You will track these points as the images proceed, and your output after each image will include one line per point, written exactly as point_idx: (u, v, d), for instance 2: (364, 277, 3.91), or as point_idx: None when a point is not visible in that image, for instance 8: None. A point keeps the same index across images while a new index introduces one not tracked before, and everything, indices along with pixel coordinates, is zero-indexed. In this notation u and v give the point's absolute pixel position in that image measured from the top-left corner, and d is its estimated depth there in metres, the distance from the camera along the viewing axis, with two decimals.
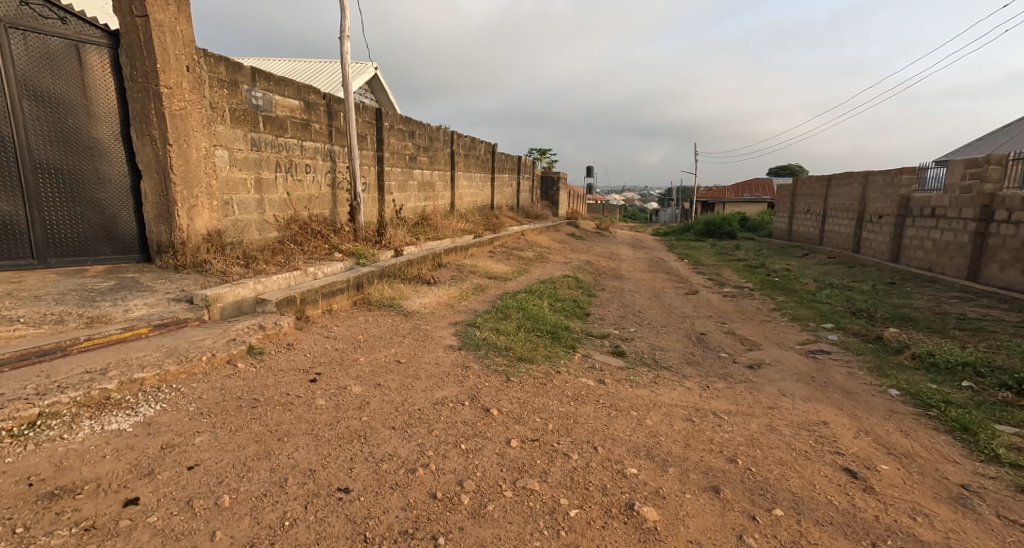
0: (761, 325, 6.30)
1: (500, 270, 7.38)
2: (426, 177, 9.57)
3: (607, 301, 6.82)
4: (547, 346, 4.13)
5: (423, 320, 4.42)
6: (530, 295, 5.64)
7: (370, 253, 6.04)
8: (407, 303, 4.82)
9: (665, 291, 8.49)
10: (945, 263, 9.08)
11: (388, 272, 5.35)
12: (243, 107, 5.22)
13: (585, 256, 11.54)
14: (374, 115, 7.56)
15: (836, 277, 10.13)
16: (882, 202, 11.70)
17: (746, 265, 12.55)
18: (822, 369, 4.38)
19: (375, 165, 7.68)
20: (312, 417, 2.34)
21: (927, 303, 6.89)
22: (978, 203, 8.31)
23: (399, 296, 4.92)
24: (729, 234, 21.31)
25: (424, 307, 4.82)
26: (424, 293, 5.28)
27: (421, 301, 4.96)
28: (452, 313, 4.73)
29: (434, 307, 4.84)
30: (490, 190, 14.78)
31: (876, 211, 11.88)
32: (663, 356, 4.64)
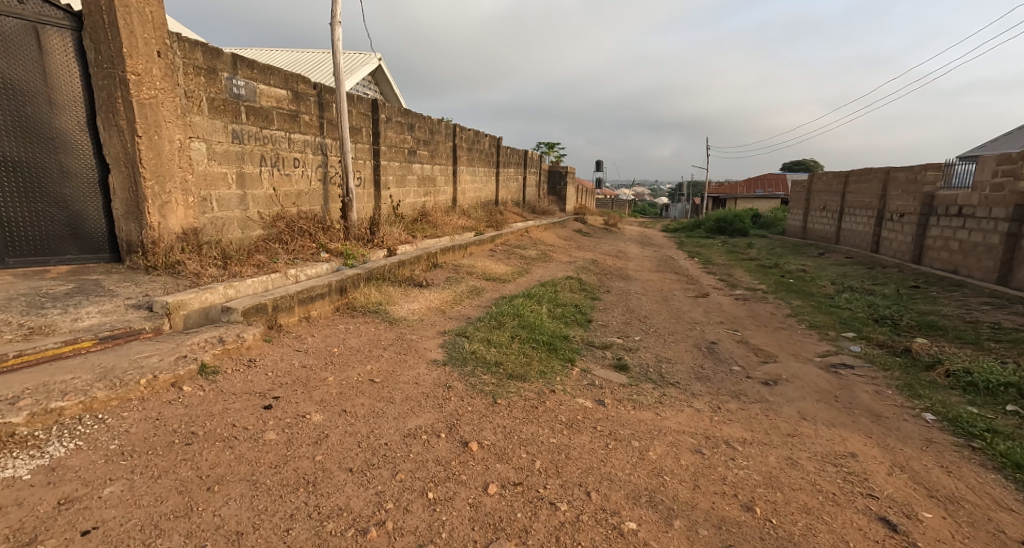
0: (776, 333, 5.91)
1: (500, 271, 7.02)
2: (425, 172, 9.21)
3: (612, 305, 6.45)
4: (542, 360, 3.79)
5: (410, 329, 4.06)
6: (528, 300, 5.28)
7: (360, 253, 5.66)
8: (394, 309, 4.46)
9: (674, 293, 8.09)
10: (972, 265, 8.70)
11: (377, 274, 4.99)
12: (223, 96, 4.79)
13: (591, 255, 11.17)
14: (370, 106, 7.17)
15: (854, 279, 9.69)
16: (904, 200, 11.21)
17: (759, 265, 12.08)
18: (845, 387, 4.12)
19: (371, 160, 7.31)
20: (255, 457, 2.00)
21: (955, 311, 6.70)
22: (1011, 202, 7.85)
23: (386, 301, 4.57)
24: (741, 232, 20.80)
25: (413, 314, 4.47)
26: (414, 297, 4.92)
27: (409, 306, 4.61)
28: (442, 321, 4.37)
29: (423, 314, 4.49)
30: (495, 186, 14.40)
31: (898, 210, 11.39)
32: (669, 371, 4.27)
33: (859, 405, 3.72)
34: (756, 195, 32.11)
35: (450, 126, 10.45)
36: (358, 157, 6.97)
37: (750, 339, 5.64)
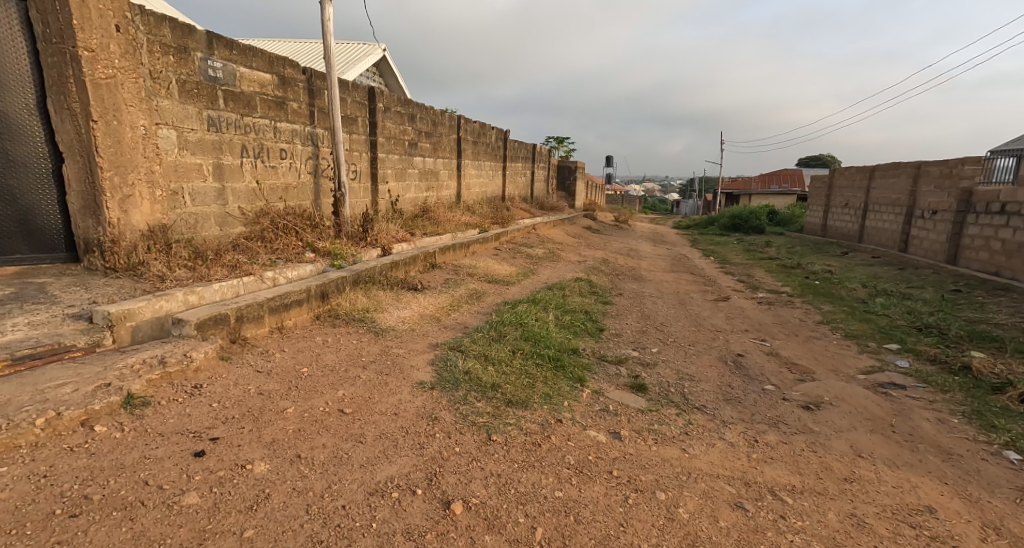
0: (808, 344, 5.70)
1: (505, 272, 6.49)
2: (428, 165, 8.71)
3: (626, 310, 5.91)
4: (547, 380, 3.29)
5: (398, 342, 3.50)
6: (532, 306, 4.75)
7: (348, 251, 4.95)
8: (382, 318, 3.89)
9: (692, 297, 7.53)
10: (1017, 266, 8.15)
11: (367, 277, 4.42)
12: (196, 79, 4.11)
13: (601, 254, 10.59)
14: (367, 94, 6.49)
15: (886, 281, 9.08)
16: (936, 196, 10.57)
17: (780, 265, 11.43)
18: (902, 412, 3.83)
19: (368, 152, 6.67)
20: (160, 537, 1.57)
21: (1007, 321, 6.42)
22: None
23: (373, 308, 3.99)
24: (757, 229, 20.13)
25: (403, 323, 3.90)
26: (407, 303, 4.35)
27: (399, 315, 4.02)
28: (433, 331, 3.84)
29: (415, 323, 3.94)
30: (502, 181, 13.89)
31: (929, 207, 10.76)
32: (693, 392, 3.79)
33: (923, 440, 3.34)
34: (771, 191, 31.37)
35: (454, 117, 9.92)
36: (351, 152, 6.30)
37: (798, 364, 4.90)
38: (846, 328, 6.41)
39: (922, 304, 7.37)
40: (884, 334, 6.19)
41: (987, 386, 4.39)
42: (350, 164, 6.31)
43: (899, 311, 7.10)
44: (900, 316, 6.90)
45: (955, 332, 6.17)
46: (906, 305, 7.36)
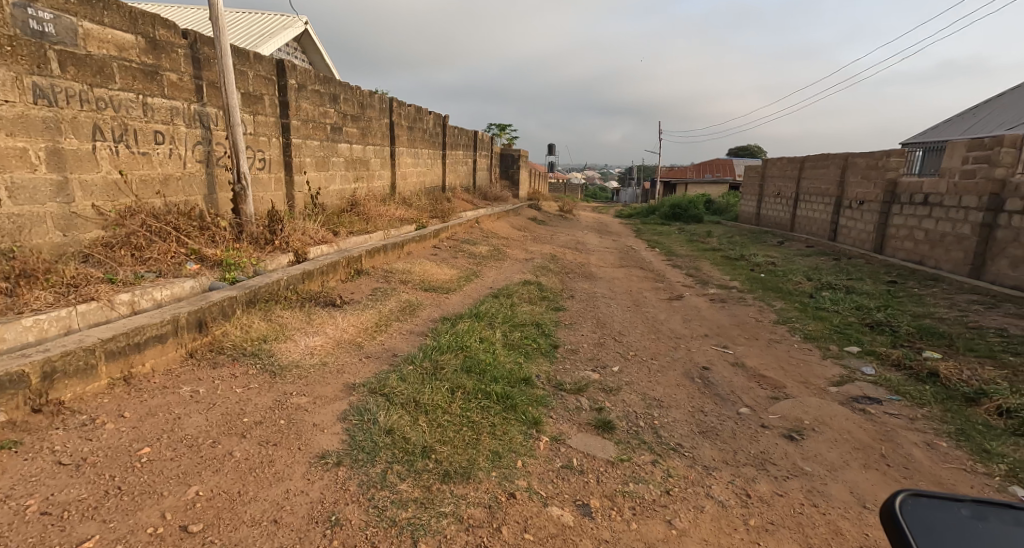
0: (771, 350, 5.35)
1: (444, 277, 5.73)
2: (355, 153, 7.77)
3: (580, 318, 5.33)
4: (495, 427, 2.62)
5: (304, 384, 2.67)
6: (475, 324, 4.06)
7: (243, 260, 3.94)
8: (281, 348, 2.97)
9: (645, 296, 7.08)
10: (939, 256, 8.25)
11: (268, 293, 3.50)
12: (12, 33, 2.93)
13: (547, 248, 10.01)
14: (274, 68, 5.47)
15: (828, 273, 9.04)
16: (863, 187, 10.73)
17: (725, 257, 11.29)
18: (889, 438, 3.49)
19: (279, 137, 5.69)
20: None
21: (951, 314, 6.40)
22: (984, 190, 7.43)
23: (274, 334, 3.09)
24: (696, 218, 20.28)
25: (312, 354, 3.02)
26: (318, 325, 3.44)
27: (308, 343, 3.14)
28: (349, 364, 3.03)
29: (325, 352, 3.08)
30: (441, 170, 13.05)
31: (857, 197, 10.92)
32: (665, 426, 3.27)
33: (921, 473, 3.08)
34: (705, 180, 32.09)
35: (386, 100, 8.97)
36: (257, 138, 5.32)
37: (766, 378, 4.49)
38: (803, 329, 6.13)
39: (869, 299, 7.27)
40: (840, 334, 5.94)
41: (960, 397, 4.25)
42: (254, 152, 5.30)
43: (847, 307, 6.94)
44: (848, 313, 6.72)
45: (904, 329, 6.01)
46: (853, 299, 7.22)
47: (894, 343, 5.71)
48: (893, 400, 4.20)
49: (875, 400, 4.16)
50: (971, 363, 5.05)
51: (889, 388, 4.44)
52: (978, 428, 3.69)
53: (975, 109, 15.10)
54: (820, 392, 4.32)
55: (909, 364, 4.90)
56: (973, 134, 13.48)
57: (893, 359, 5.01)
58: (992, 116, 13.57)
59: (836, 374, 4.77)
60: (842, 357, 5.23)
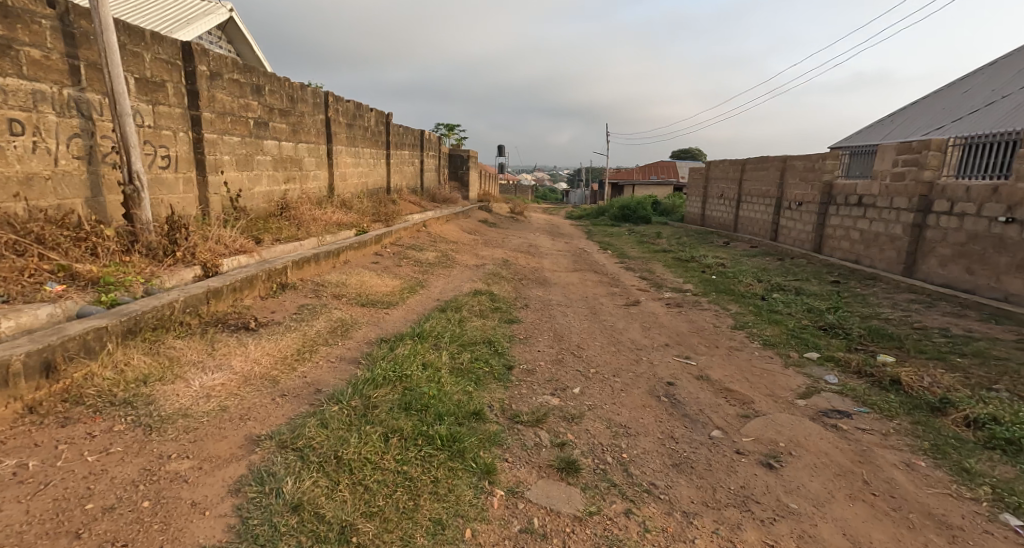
0: (732, 358, 4.89)
1: (385, 289, 5.18)
2: (285, 151, 7.29)
3: (535, 331, 4.90)
4: (438, 483, 2.18)
5: (187, 441, 2.13)
6: (419, 346, 3.56)
7: (130, 278, 3.28)
8: (165, 391, 2.41)
9: (601, 303, 6.72)
10: (874, 255, 8.35)
11: (157, 319, 2.88)
12: None
13: (498, 253, 9.59)
14: (179, 51, 4.99)
15: (776, 274, 8.91)
16: (801, 188, 10.92)
17: (675, 258, 11.20)
18: (867, 457, 3.16)
19: (189, 131, 5.21)
20: None
21: (897, 314, 6.27)
22: (913, 192, 7.53)
23: (156, 374, 2.51)
24: (644, 219, 20.43)
25: (208, 397, 2.44)
26: (220, 356, 2.85)
27: (204, 381, 2.56)
28: (256, 405, 2.49)
29: (226, 391, 2.52)
30: (385, 171, 12.39)
31: (795, 199, 11.10)
32: (637, 460, 2.88)
33: (907, 500, 2.79)
34: (651, 181, 32.62)
35: (321, 94, 8.49)
36: (159, 132, 4.80)
37: (733, 391, 4.06)
38: (761, 335, 5.71)
39: (820, 301, 7.04)
40: (797, 341, 5.51)
41: (924, 407, 3.80)
42: (157, 147, 4.78)
43: (799, 310, 6.66)
44: (801, 316, 6.43)
45: (856, 334, 5.69)
46: (804, 302, 6.98)
47: (848, 349, 5.32)
48: (861, 413, 3.74)
49: (843, 414, 3.71)
50: (923, 366, 4.67)
51: (855, 399, 3.94)
52: (949, 443, 3.31)
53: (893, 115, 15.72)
54: (786, 406, 3.81)
55: (871, 371, 4.45)
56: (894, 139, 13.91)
57: (853, 366, 4.57)
58: (908, 122, 14.11)
59: (801, 384, 4.28)
60: (803, 365, 4.76)
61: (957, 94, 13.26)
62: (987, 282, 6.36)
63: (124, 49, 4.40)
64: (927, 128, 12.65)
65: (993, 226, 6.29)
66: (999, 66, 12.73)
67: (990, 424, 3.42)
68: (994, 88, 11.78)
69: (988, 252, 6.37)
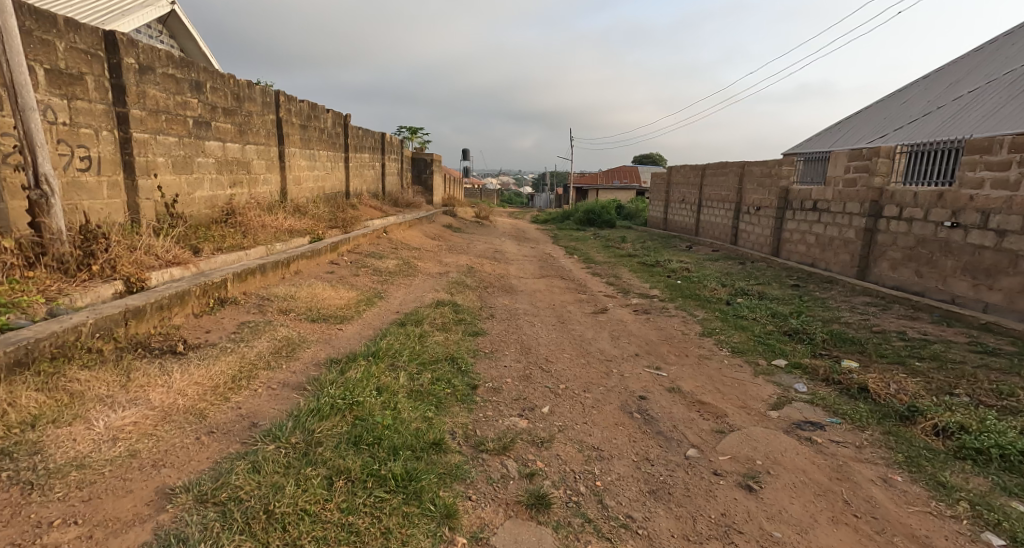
0: (702, 368, 4.54)
1: (339, 302, 4.81)
2: (230, 154, 7.24)
3: (501, 344, 4.65)
4: (386, 537, 1.93)
5: (75, 504, 1.84)
6: (375, 367, 3.25)
7: (28, 298, 3.00)
8: (57, 437, 2.13)
9: (569, 311, 6.48)
10: (829, 259, 8.38)
11: (56, 349, 2.62)
12: None
13: (462, 259, 9.25)
14: (101, 42, 4.95)
15: (738, 278, 8.80)
16: (759, 193, 11.05)
17: (640, 263, 11.15)
18: (839, 470, 2.83)
19: (114, 131, 5.15)
20: None
21: (853, 315, 5.78)
22: (864, 198, 7.58)
23: (45, 415, 2.22)
24: (610, 224, 20.41)
25: (111, 440, 2.18)
26: (133, 389, 2.58)
27: (110, 420, 2.29)
28: (172, 448, 2.22)
29: (137, 433, 2.25)
30: (344, 174, 11.95)
31: (754, 203, 11.22)
32: (613, 486, 2.64)
33: (887, 520, 2.48)
34: (617, 186, 32.77)
35: (271, 92, 8.36)
36: (77, 131, 4.71)
37: (706, 404, 3.75)
38: (728, 341, 5.24)
39: (780, 304, 6.55)
40: (764, 347, 5.01)
41: (892, 416, 3.35)
42: (74, 145, 4.69)
43: (763, 315, 6.09)
44: (767, 321, 5.86)
45: (820, 338, 5.11)
46: (768, 306, 6.48)
47: (814, 355, 4.75)
48: (832, 424, 3.32)
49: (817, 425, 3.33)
50: (886, 371, 4.13)
51: (826, 409, 3.52)
52: (920, 456, 2.90)
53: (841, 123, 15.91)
54: (757, 419, 3.48)
55: (840, 380, 4.00)
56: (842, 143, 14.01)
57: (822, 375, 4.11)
58: (855, 129, 14.28)
59: (772, 395, 3.88)
60: (773, 374, 4.32)
61: (898, 104, 13.68)
62: (935, 285, 6.34)
63: (32, 36, 4.30)
64: (870, 135, 12.89)
65: (940, 230, 6.28)
66: (936, 78, 13.25)
67: (961, 434, 3.02)
68: (930, 99, 12.18)
69: (935, 255, 6.35)
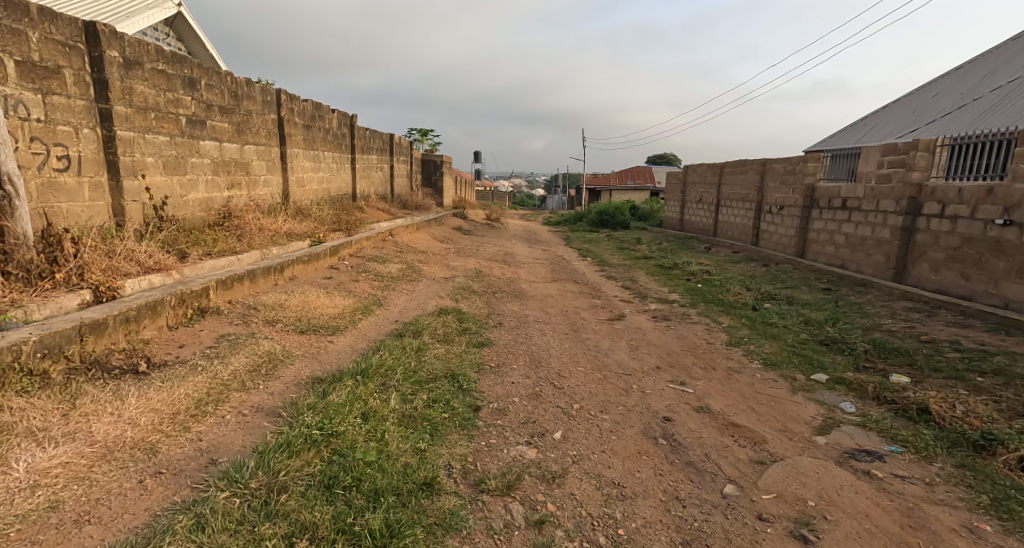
0: (732, 383, 4.08)
1: (332, 309, 4.44)
2: (227, 154, 6.92)
3: (508, 356, 4.23)
4: None
5: None
6: (364, 388, 2.86)
7: None
8: None
9: (583, 318, 6.04)
10: (860, 260, 7.85)
11: None
12: None
13: (471, 263, 8.86)
14: (81, 33, 4.65)
15: (763, 281, 8.29)
16: (782, 191, 10.51)
17: (658, 265, 10.65)
18: (911, 515, 2.37)
19: (96, 128, 4.85)
20: None
21: (895, 322, 5.28)
22: (901, 194, 7.03)
23: None
24: (624, 225, 19.91)
25: (30, 488, 1.82)
26: (75, 418, 2.22)
27: (34, 462, 1.94)
28: (104, 498, 1.85)
29: (65, 477, 1.89)
30: (350, 176, 11.63)
31: (776, 202, 10.69)
32: (640, 536, 2.22)
33: None
34: (629, 187, 32.24)
35: (271, 91, 8.04)
36: (54, 128, 4.42)
37: (741, 427, 3.30)
38: (759, 352, 4.78)
39: (813, 309, 6.07)
40: (800, 359, 4.53)
41: (964, 445, 2.87)
42: (51, 144, 4.39)
43: (794, 322, 5.61)
44: (799, 329, 5.38)
45: (862, 348, 4.61)
46: (800, 312, 5.97)
47: (857, 369, 4.26)
48: (892, 453, 2.86)
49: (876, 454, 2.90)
50: (944, 388, 3.65)
51: (882, 435, 3.05)
52: (1008, 498, 2.43)
53: (866, 119, 15.26)
54: (801, 446, 3.03)
55: (894, 399, 3.49)
56: (869, 139, 13.37)
57: (870, 392, 3.62)
58: (882, 124, 13.64)
59: (816, 416, 3.42)
60: (813, 390, 3.85)
61: (926, 98, 13.05)
62: (983, 288, 5.81)
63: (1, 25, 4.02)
64: (899, 130, 12.25)
65: (988, 229, 5.76)
66: (966, 70, 12.64)
67: None
68: (962, 92, 11.57)
69: (985, 257, 5.81)
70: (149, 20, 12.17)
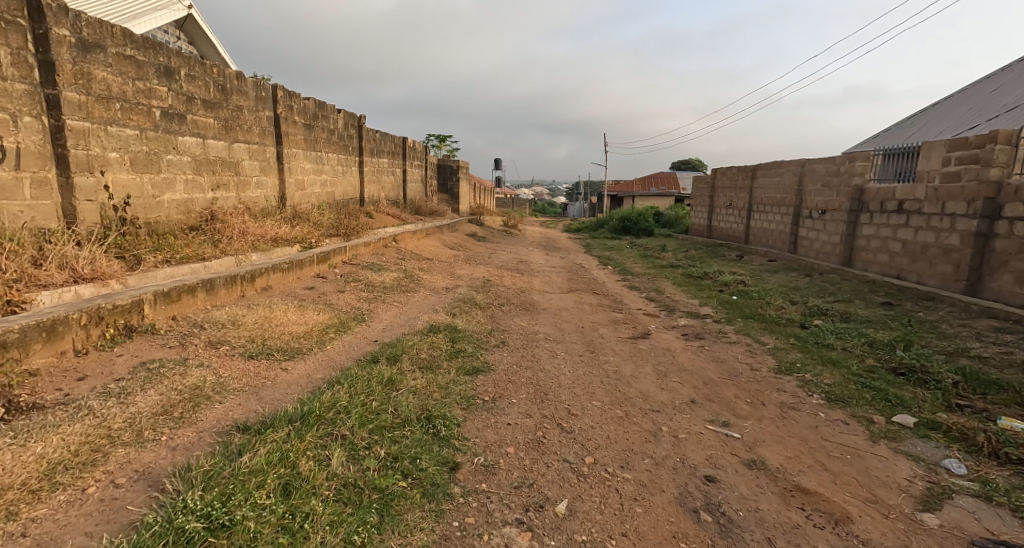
0: (790, 426, 3.21)
1: (299, 327, 3.72)
2: (212, 151, 6.33)
3: (508, 387, 3.44)
4: None
5: None
6: (298, 440, 2.10)
7: None
8: None
9: (601, 336, 5.21)
10: (922, 269, 6.85)
11: None
12: None
13: (481, 272, 8.10)
14: (22, 6, 4.05)
15: (808, 293, 7.34)
16: (825, 193, 9.51)
17: (686, 274, 9.73)
18: None
19: (43, 117, 4.25)
20: None
21: (985, 345, 4.33)
22: (974, 195, 6.05)
23: None
24: (647, 232, 18.94)
25: None
26: None
27: None
28: None
29: None
30: (357, 179, 11.01)
31: (818, 206, 9.69)
32: None
33: None
34: (653, 193, 31.15)
35: (266, 86, 7.45)
36: None
37: (813, 495, 2.44)
38: (817, 382, 3.89)
39: (877, 328, 5.12)
40: (873, 393, 3.63)
41: None
42: None
43: (857, 344, 4.67)
44: (863, 353, 4.46)
45: (952, 381, 3.67)
46: (861, 332, 5.02)
47: (950, 409, 3.35)
48: None
49: None
50: None
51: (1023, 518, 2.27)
52: None
53: (914, 116, 14.05)
54: (905, 533, 2.20)
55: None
56: (920, 137, 12.18)
57: (986, 447, 2.76)
58: (935, 121, 12.46)
59: (915, 480, 2.57)
60: (901, 439, 2.96)
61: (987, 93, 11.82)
62: None
63: None
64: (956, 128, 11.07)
65: None
66: None
67: None
68: None
69: None
70: (157, 20, 11.81)
